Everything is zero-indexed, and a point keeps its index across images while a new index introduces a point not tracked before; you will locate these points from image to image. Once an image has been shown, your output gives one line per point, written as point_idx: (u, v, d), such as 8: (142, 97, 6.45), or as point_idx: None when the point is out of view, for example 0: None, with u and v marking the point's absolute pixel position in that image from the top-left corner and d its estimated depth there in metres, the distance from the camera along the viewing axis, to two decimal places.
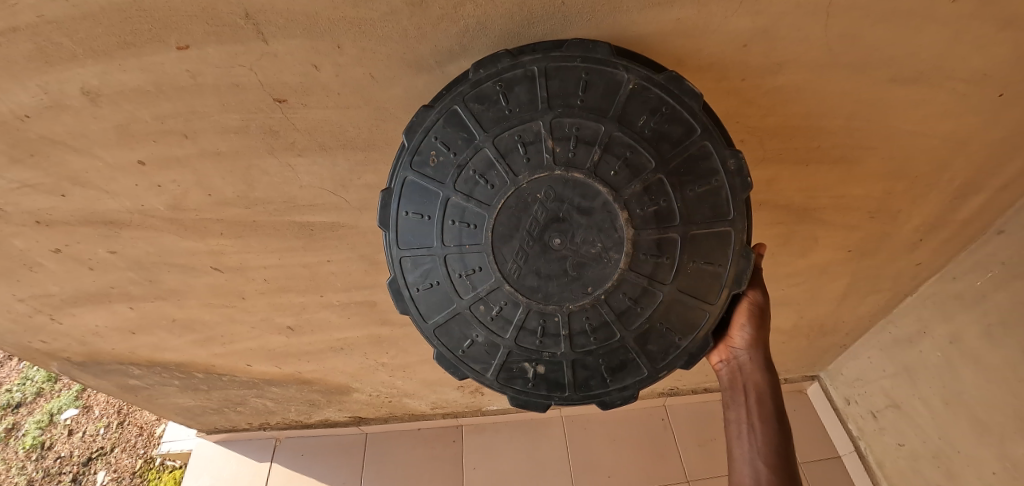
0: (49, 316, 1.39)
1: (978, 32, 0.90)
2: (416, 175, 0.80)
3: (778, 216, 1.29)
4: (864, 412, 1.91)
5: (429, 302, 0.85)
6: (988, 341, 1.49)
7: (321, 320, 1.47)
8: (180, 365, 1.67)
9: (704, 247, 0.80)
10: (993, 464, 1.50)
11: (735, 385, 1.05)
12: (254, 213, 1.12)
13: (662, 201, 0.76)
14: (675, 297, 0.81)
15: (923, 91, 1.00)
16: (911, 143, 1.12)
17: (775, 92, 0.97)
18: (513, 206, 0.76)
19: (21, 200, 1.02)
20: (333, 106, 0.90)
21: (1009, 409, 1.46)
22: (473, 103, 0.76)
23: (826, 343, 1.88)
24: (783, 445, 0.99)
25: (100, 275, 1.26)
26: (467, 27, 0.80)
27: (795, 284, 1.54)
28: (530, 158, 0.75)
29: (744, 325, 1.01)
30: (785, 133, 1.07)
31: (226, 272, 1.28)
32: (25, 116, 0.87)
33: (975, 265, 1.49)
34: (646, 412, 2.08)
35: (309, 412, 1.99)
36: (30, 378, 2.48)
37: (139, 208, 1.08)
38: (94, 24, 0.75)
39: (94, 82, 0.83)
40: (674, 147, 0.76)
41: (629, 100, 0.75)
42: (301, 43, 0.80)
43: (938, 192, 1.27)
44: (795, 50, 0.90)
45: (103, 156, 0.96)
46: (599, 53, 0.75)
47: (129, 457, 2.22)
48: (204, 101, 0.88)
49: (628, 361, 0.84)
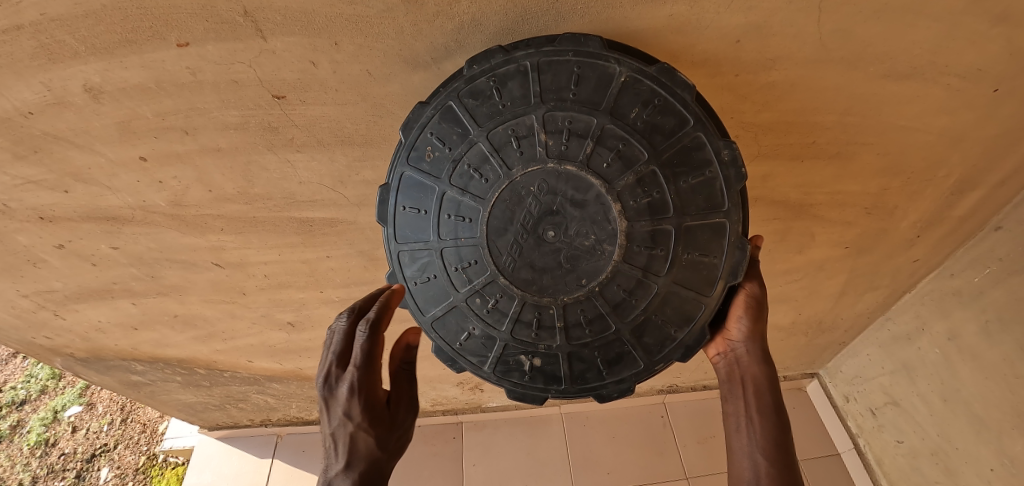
0: (52, 312, 1.40)
1: (971, 28, 0.91)
2: (412, 170, 0.81)
3: (774, 212, 1.29)
4: (864, 410, 1.91)
5: (425, 296, 0.86)
6: (986, 338, 1.49)
7: (320, 317, 1.48)
8: (181, 361, 1.69)
9: (698, 238, 0.80)
10: (991, 461, 1.50)
11: (733, 378, 1.06)
12: (254, 209, 1.13)
13: (656, 193, 0.77)
14: (670, 289, 0.82)
15: (917, 86, 1.01)
16: (907, 139, 1.13)
17: (769, 88, 0.98)
18: (507, 199, 0.77)
19: (24, 196, 1.04)
20: (331, 103, 0.92)
21: (1007, 406, 1.46)
22: (467, 98, 0.78)
23: (825, 340, 1.89)
24: (782, 438, 0.99)
25: (103, 271, 1.28)
26: (462, 23, 0.81)
27: (792, 281, 1.54)
28: (524, 151, 0.76)
29: (741, 317, 1.01)
30: (780, 130, 1.07)
31: (227, 268, 1.30)
32: (29, 113, 0.88)
33: (974, 261, 1.49)
34: (646, 410, 2.09)
35: (310, 409, 2.00)
36: (35, 375, 2.50)
37: (140, 204, 1.10)
38: (96, 21, 0.76)
39: (96, 79, 0.84)
40: (666, 139, 0.77)
41: (620, 93, 0.76)
42: (298, 40, 0.81)
43: (934, 188, 1.27)
44: (787, 47, 0.91)
45: (105, 152, 0.98)
46: (591, 46, 0.76)
47: (132, 454, 2.24)
48: (203, 98, 0.89)
49: (624, 354, 0.85)
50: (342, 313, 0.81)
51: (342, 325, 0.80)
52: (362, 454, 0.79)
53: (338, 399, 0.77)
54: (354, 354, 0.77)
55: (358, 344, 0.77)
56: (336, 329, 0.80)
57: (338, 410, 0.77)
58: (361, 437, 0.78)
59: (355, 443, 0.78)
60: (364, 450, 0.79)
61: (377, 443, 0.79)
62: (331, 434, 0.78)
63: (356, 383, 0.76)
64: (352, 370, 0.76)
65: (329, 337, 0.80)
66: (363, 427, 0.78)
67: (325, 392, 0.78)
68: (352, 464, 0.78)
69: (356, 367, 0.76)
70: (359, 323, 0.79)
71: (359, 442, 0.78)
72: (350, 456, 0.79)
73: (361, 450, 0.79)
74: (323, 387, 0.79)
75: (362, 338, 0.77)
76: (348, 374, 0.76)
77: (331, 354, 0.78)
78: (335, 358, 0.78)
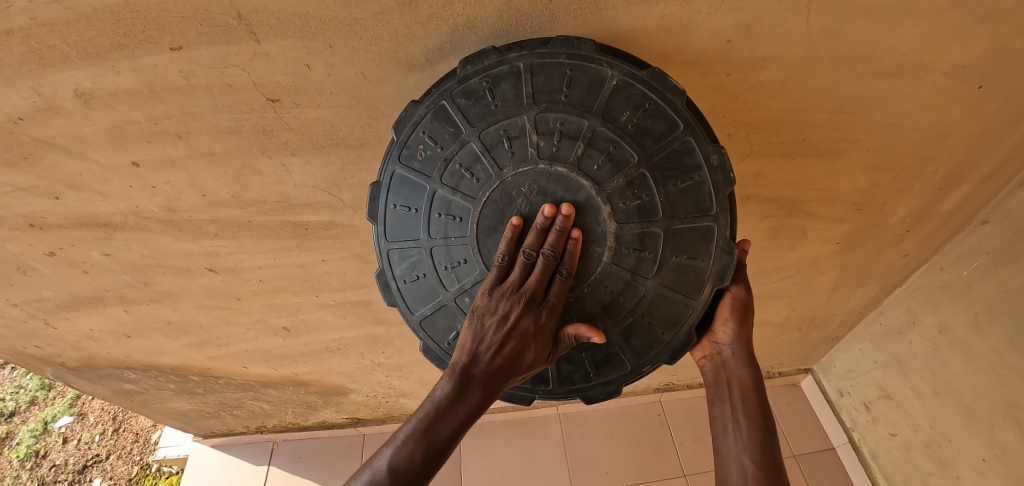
0: (43, 321, 1.38)
1: (955, 26, 0.93)
2: (404, 168, 0.81)
3: (766, 210, 1.31)
4: (857, 404, 1.93)
5: (415, 294, 0.86)
6: (975, 331, 1.52)
7: (316, 320, 1.48)
8: (175, 368, 1.67)
9: (686, 241, 0.81)
10: (983, 451, 1.52)
11: (720, 381, 1.05)
12: (249, 213, 1.13)
13: (646, 195, 0.78)
14: (659, 292, 0.83)
15: (904, 83, 1.03)
16: (894, 136, 1.15)
17: (760, 86, 0.99)
18: (497, 199, 0.78)
19: (15, 204, 1.03)
20: (325, 106, 0.92)
21: (997, 396, 1.48)
22: (459, 98, 0.78)
23: (819, 336, 1.91)
24: (769, 442, 0.97)
25: (94, 279, 1.26)
26: (456, 25, 0.81)
27: (786, 277, 1.56)
28: (515, 151, 0.77)
29: (728, 321, 1.01)
30: (771, 128, 1.09)
31: (221, 273, 1.29)
32: (19, 120, 0.87)
33: (962, 255, 1.52)
34: (642, 409, 2.10)
35: (306, 414, 1.99)
36: (23, 386, 2.44)
37: (133, 210, 1.09)
38: (88, 26, 0.75)
39: (87, 84, 0.83)
40: (656, 143, 0.78)
41: (612, 96, 0.77)
42: (292, 43, 0.81)
43: (922, 184, 1.29)
44: (777, 45, 0.92)
45: (96, 158, 0.97)
46: (583, 50, 0.78)
47: (124, 464, 2.21)
48: (196, 102, 0.89)
49: (612, 356, 0.86)
50: (546, 249, 0.75)
51: (546, 260, 0.76)
52: (523, 358, 0.79)
53: (533, 315, 0.77)
54: (556, 291, 0.78)
55: (561, 282, 0.77)
56: (542, 257, 0.76)
57: (526, 322, 0.77)
58: (530, 348, 0.79)
59: (524, 352, 0.79)
60: (528, 358, 0.79)
61: (544, 360, 0.81)
62: (503, 334, 0.78)
63: (556, 313, 0.78)
64: (554, 301, 0.78)
65: (504, 262, 0.77)
66: (539, 342, 0.79)
67: (508, 296, 0.78)
68: (514, 362, 0.80)
69: (559, 303, 0.78)
70: (562, 268, 0.77)
71: (528, 353, 0.79)
72: (514, 356, 0.79)
73: (525, 359, 0.80)
74: (513, 297, 0.77)
75: (567, 283, 0.77)
76: (551, 303, 0.78)
77: (535, 276, 0.76)
78: (539, 285, 0.77)
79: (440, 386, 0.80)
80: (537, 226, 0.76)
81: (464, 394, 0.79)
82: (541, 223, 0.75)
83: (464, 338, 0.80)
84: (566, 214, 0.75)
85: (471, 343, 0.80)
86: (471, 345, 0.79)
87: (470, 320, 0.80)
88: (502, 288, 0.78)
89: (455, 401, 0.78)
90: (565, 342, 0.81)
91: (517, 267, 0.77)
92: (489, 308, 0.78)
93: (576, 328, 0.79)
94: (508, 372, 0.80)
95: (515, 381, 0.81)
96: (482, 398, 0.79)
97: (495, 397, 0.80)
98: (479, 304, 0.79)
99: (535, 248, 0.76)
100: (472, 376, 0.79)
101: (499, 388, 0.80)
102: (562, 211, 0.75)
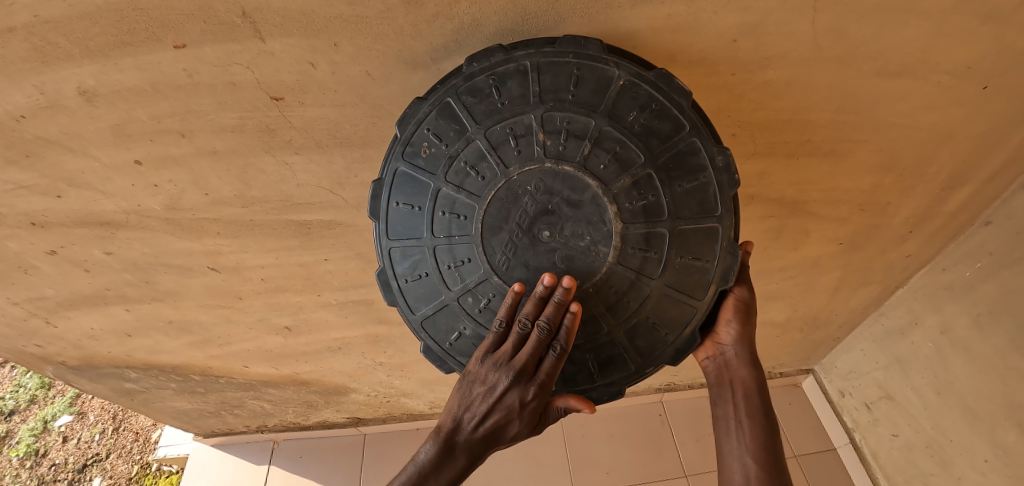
0: (44, 320, 1.38)
1: (960, 26, 0.93)
2: (408, 166, 0.81)
3: (769, 210, 1.31)
4: (858, 404, 1.93)
5: (417, 293, 0.85)
6: (977, 331, 1.52)
7: (318, 320, 1.47)
8: (176, 367, 1.66)
9: (692, 242, 0.81)
10: (985, 452, 1.52)
11: (722, 381, 1.04)
12: (251, 212, 1.12)
13: (651, 195, 0.77)
14: (663, 292, 0.82)
15: (908, 84, 1.02)
16: (898, 137, 1.15)
17: (764, 86, 0.99)
18: (502, 198, 0.77)
19: (17, 202, 1.02)
20: (329, 104, 0.91)
21: (999, 397, 1.48)
22: (466, 95, 0.78)
23: (821, 336, 1.90)
24: (772, 442, 0.97)
25: (95, 278, 1.26)
26: (462, 23, 0.81)
27: (788, 277, 1.56)
28: (521, 150, 0.77)
29: (730, 321, 1.01)
30: (775, 128, 1.09)
31: (223, 272, 1.28)
32: (21, 117, 0.87)
33: (965, 256, 1.52)
34: (644, 409, 2.10)
35: (307, 413, 1.98)
36: (23, 385, 2.44)
37: (135, 208, 1.08)
38: (91, 24, 0.75)
39: (90, 81, 0.83)
40: (662, 143, 0.77)
41: (619, 96, 0.77)
42: (297, 41, 0.81)
43: (925, 184, 1.29)
44: (782, 46, 0.92)
45: (98, 156, 0.96)
46: (591, 49, 0.78)
47: (124, 464, 2.21)
48: (200, 100, 0.88)
49: (615, 356, 0.85)
50: (542, 321, 0.75)
51: (541, 333, 0.75)
52: (505, 429, 0.83)
53: (520, 391, 0.79)
54: (546, 367, 0.78)
55: (553, 358, 0.77)
56: (537, 329, 0.75)
57: (511, 397, 0.79)
58: (513, 421, 0.82)
59: (507, 425, 0.82)
60: (510, 430, 0.83)
61: (526, 432, 0.84)
62: (489, 406, 0.80)
63: (543, 389, 0.79)
64: (543, 378, 0.78)
65: (500, 330, 0.78)
66: (523, 417, 0.81)
67: (498, 367, 0.79)
68: (497, 433, 0.83)
69: (548, 380, 0.78)
70: (557, 342, 0.77)
71: (511, 425, 0.82)
72: (497, 427, 0.82)
73: (507, 431, 0.83)
74: (504, 369, 0.78)
75: (559, 359, 0.77)
76: (539, 380, 0.78)
77: (526, 351, 0.77)
78: (531, 358, 0.77)
79: (426, 447, 0.85)
80: (535, 296, 0.75)
81: (447, 459, 0.84)
82: (541, 292, 0.74)
83: (453, 403, 0.83)
84: (567, 287, 0.73)
85: (458, 409, 0.83)
86: (458, 411, 0.83)
87: (460, 385, 0.82)
88: (493, 358, 0.79)
89: (438, 464, 0.83)
90: (554, 412, 0.84)
91: (511, 338, 0.77)
92: (478, 377, 0.80)
93: (566, 400, 0.82)
94: (491, 441, 0.84)
95: (496, 448, 0.86)
96: (464, 463, 0.84)
97: (476, 462, 0.85)
98: (470, 370, 0.81)
99: (532, 317, 0.76)
100: (455, 442, 0.84)
101: (479, 455, 0.85)
102: (564, 284, 0.74)
